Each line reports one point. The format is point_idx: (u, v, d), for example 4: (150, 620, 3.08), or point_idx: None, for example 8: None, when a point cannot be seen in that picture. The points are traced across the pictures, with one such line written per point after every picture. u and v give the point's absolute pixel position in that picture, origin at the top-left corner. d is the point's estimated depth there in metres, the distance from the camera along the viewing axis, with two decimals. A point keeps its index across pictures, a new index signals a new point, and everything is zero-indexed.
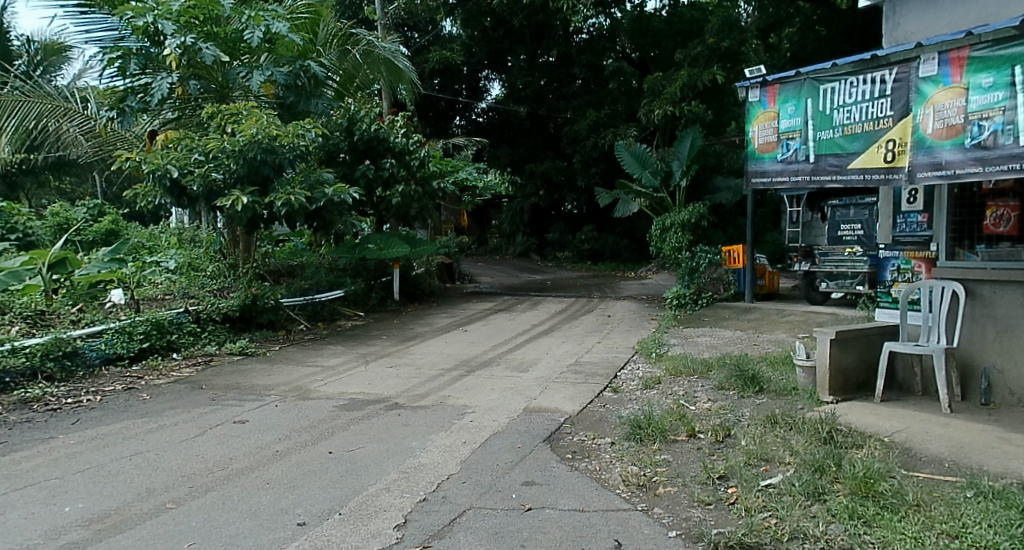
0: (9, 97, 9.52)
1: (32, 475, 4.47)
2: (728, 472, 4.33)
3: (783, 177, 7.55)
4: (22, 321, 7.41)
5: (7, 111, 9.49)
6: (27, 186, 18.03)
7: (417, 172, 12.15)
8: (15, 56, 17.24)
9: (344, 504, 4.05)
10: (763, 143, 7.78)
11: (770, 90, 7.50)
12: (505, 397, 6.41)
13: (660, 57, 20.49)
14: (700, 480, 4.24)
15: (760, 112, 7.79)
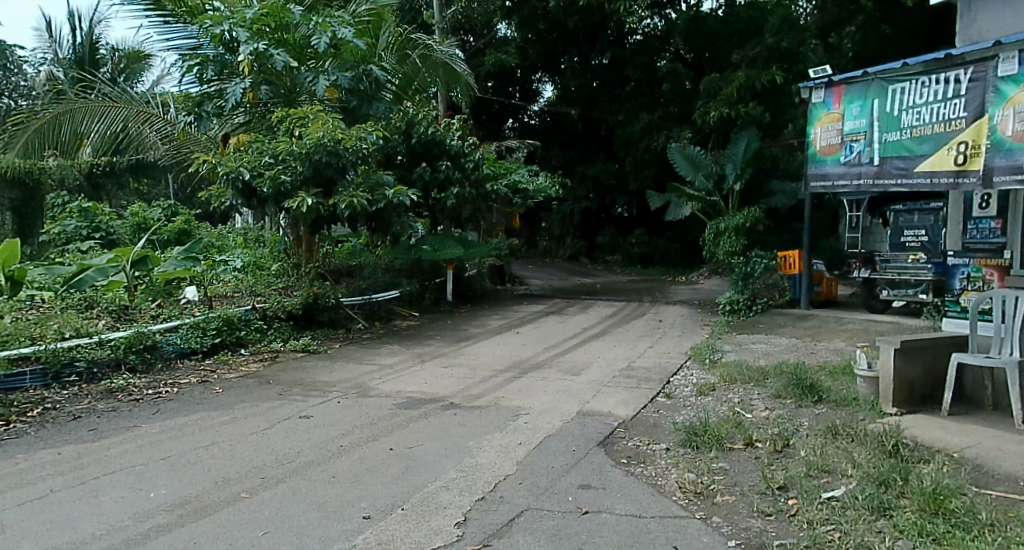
0: (100, 102, 10.02)
1: (120, 460, 4.73)
2: (787, 483, 4.31)
3: (845, 178, 8.69)
4: (107, 314, 7.78)
5: (97, 115, 9.97)
6: (109, 188, 18.72)
7: (471, 174, 12.28)
8: (101, 65, 18.25)
9: (405, 500, 4.16)
10: (828, 144, 8.86)
11: (836, 90, 8.69)
12: (558, 400, 6.47)
13: (715, 59, 20.45)
14: (760, 490, 4.22)
15: (823, 113, 8.87)
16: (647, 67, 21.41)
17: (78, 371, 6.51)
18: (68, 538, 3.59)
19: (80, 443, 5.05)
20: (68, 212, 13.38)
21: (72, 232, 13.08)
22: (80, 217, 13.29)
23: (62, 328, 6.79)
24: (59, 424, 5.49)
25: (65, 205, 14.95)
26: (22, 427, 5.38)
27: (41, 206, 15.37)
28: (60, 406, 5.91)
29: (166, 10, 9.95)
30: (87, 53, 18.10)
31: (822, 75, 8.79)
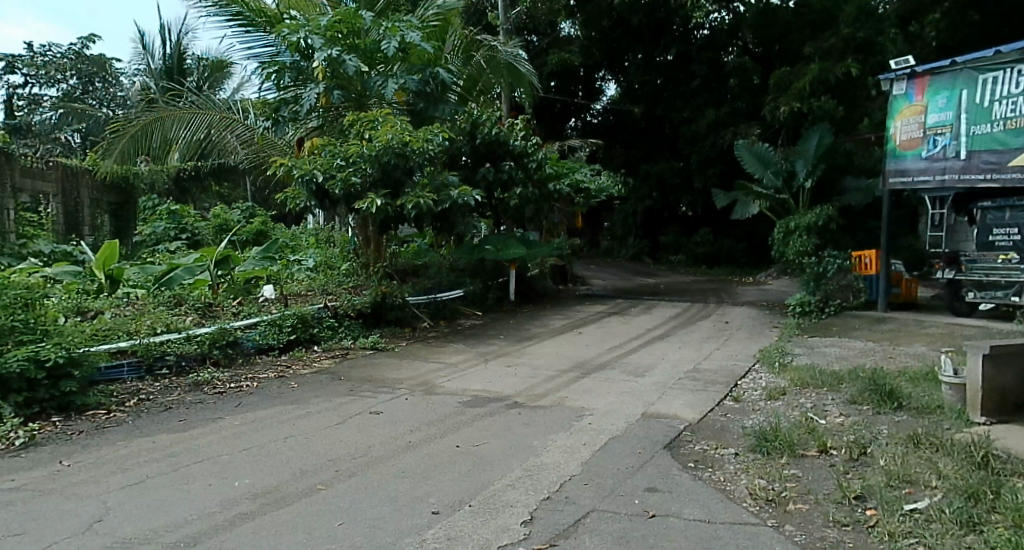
0: (187, 110, 10.58)
1: (207, 450, 4.97)
2: (865, 493, 4.22)
3: (925, 170, 10.39)
4: (194, 311, 8.18)
5: (184, 122, 10.52)
6: (195, 193, 19.44)
7: (534, 175, 12.27)
8: (188, 74, 19.12)
9: (472, 497, 4.25)
10: (908, 136, 10.62)
11: (920, 83, 10.47)
12: (622, 401, 6.47)
13: (787, 51, 20.46)
14: (835, 499, 4.16)
15: (907, 106, 10.62)
16: (714, 62, 21.10)
17: (169, 364, 6.86)
18: (163, 522, 3.80)
19: (172, 432, 5.33)
20: (158, 215, 14.14)
21: (162, 235, 13.85)
22: (168, 220, 13.99)
23: (155, 324, 7.23)
24: (152, 414, 5.79)
25: (155, 208, 15.77)
26: (120, 416, 5.70)
27: (134, 209, 16.27)
28: (153, 397, 6.23)
29: (246, 20, 10.33)
30: (175, 64, 18.98)
31: (907, 69, 10.57)
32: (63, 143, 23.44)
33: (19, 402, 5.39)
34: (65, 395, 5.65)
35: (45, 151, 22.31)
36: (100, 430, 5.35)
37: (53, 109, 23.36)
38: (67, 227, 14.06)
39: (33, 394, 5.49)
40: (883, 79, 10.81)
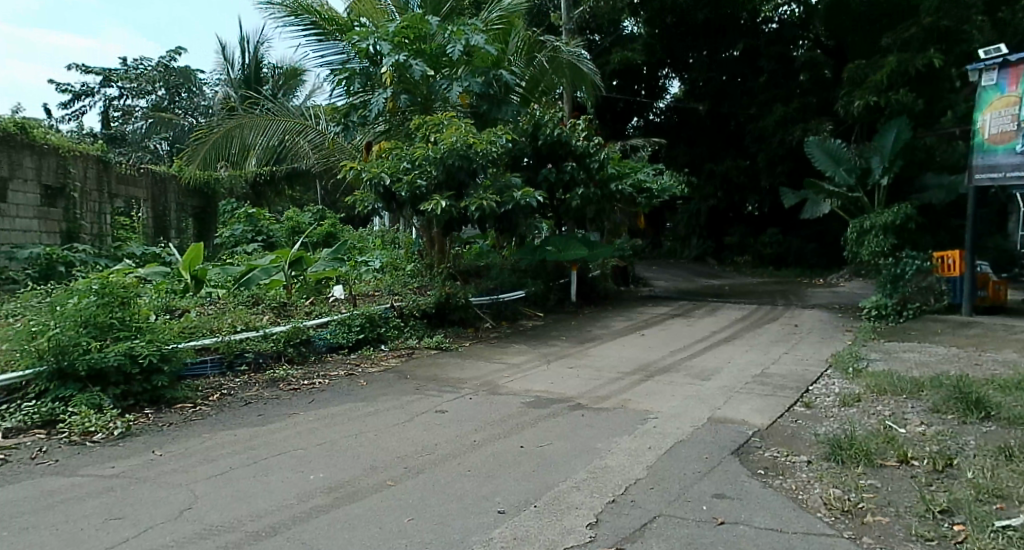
0: (265, 117, 11.15)
1: (284, 444, 5.17)
2: (952, 507, 4.08)
3: (1019, 166, 10.05)
4: (269, 310, 8.50)
5: (262, 130, 11.11)
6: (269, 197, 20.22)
7: (596, 175, 12.20)
8: (264, 82, 19.90)
9: (538, 498, 4.30)
10: (1000, 128, 10.28)
11: (1013, 72, 10.11)
12: (688, 405, 6.41)
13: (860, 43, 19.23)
14: (918, 512, 4.04)
15: (997, 98, 10.24)
16: (783, 57, 20.80)
17: (248, 361, 7.12)
18: (246, 511, 3.97)
19: (252, 426, 5.55)
20: (237, 217, 14.96)
21: (240, 237, 14.64)
22: (246, 222, 14.75)
23: (235, 323, 7.57)
24: (234, 408, 6.04)
25: (234, 211, 16.52)
26: (205, 410, 5.97)
27: (214, 212, 17.10)
28: (234, 392, 6.49)
29: (319, 28, 10.64)
30: (252, 72, 19.78)
31: (997, 57, 10.18)
32: (151, 151, 24.98)
33: (116, 394, 5.74)
34: (156, 388, 5.98)
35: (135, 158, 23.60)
36: (189, 422, 5.62)
37: (144, 119, 25.04)
38: (156, 229, 15.06)
39: (129, 386, 5.84)
40: (971, 69, 10.38)
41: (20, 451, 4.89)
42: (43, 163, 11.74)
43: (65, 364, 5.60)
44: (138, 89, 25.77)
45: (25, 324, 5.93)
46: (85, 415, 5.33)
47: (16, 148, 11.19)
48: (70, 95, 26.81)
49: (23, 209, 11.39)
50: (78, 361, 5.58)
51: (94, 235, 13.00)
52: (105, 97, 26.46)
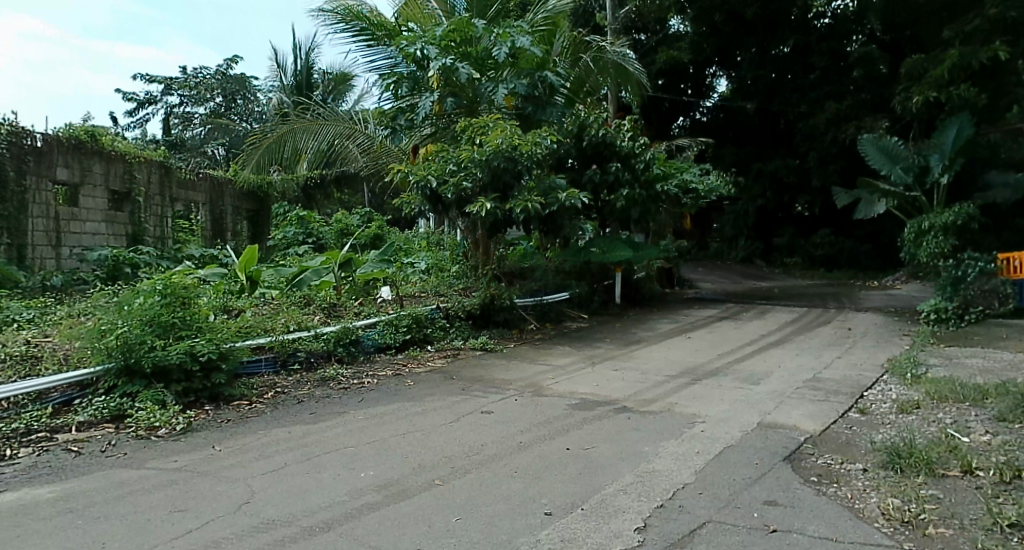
0: (315, 122, 11.53)
1: (335, 441, 5.28)
2: (1020, 520, 3.95)
3: None
4: (320, 310, 8.67)
5: (314, 133, 11.50)
6: (319, 200, 20.65)
7: (642, 176, 12.16)
8: (315, 87, 20.31)
9: (584, 500, 4.30)
10: None
11: None
12: (736, 409, 6.33)
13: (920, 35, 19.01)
14: (984, 525, 3.92)
15: None
16: (835, 52, 20.58)
17: (300, 360, 7.28)
18: (302, 507, 4.07)
19: (305, 424, 5.68)
20: (289, 221, 15.46)
21: (292, 238, 15.04)
22: (297, 224, 15.20)
23: (288, 323, 7.74)
24: (288, 406, 6.19)
25: (286, 213, 16.85)
26: (261, 407, 6.12)
27: (267, 214, 17.27)
28: (288, 390, 6.65)
29: (368, 33, 10.85)
30: (304, 78, 20.21)
31: None
32: (209, 156, 25.39)
33: (177, 391, 5.93)
34: (215, 385, 6.15)
35: (194, 163, 24.47)
36: (245, 419, 5.77)
37: (202, 125, 25.78)
38: (214, 232, 15.55)
39: (190, 384, 6.02)
40: None
41: (91, 444, 5.10)
42: (111, 169, 12.48)
43: (132, 361, 5.80)
44: (197, 96, 26.47)
45: (95, 321, 6.20)
46: (150, 411, 5.51)
47: (88, 155, 11.98)
48: (134, 104, 27.84)
49: (92, 213, 12.17)
50: (143, 358, 5.78)
51: (157, 238, 13.58)
52: (167, 104, 27.33)
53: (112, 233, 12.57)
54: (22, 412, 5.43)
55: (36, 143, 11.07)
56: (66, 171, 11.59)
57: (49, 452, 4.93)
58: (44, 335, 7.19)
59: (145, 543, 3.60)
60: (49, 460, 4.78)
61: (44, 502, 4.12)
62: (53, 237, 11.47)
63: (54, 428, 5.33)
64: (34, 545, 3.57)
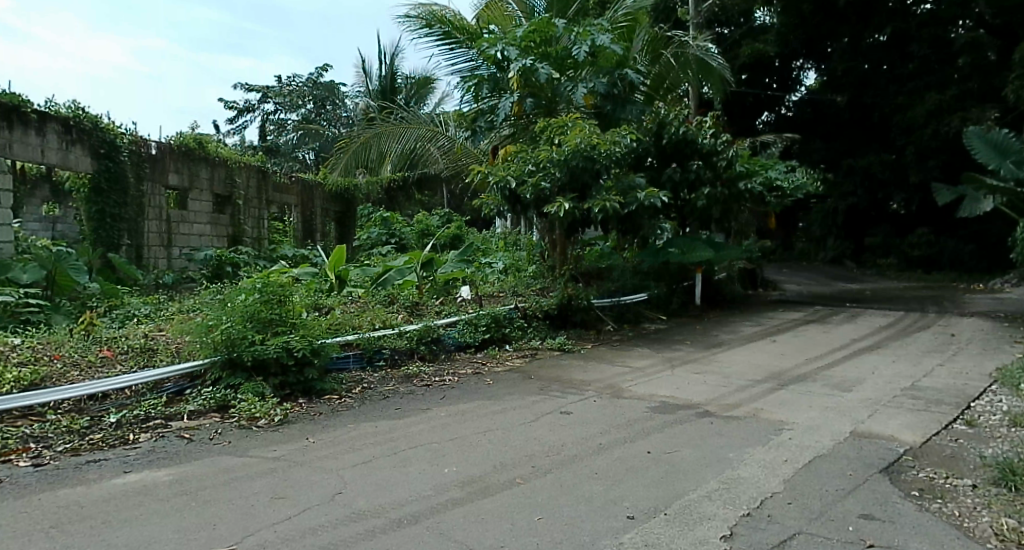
0: (400, 125, 11.85)
1: (419, 437, 5.36)
2: None
3: None
4: (403, 309, 8.83)
5: (398, 137, 11.82)
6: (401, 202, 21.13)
7: (723, 173, 11.79)
8: (399, 92, 20.72)
9: (667, 505, 4.22)
10: None
11: None
12: (827, 417, 6.09)
13: None
14: None
15: None
16: (938, 39, 19.17)
17: (385, 357, 7.44)
18: (389, 499, 4.14)
19: (391, 419, 5.80)
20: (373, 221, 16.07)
21: (376, 239, 15.69)
22: (381, 225, 15.85)
23: (373, 320, 7.92)
24: (375, 401, 6.33)
25: (372, 215, 17.27)
26: (349, 402, 6.28)
27: (353, 216, 17.82)
28: (374, 386, 6.80)
29: (450, 36, 11.02)
30: (388, 83, 20.67)
31: None
32: (300, 161, 26.59)
33: (275, 384, 6.15)
34: (308, 380, 6.34)
35: (286, 167, 25.66)
36: (335, 413, 5.93)
37: (295, 131, 26.70)
38: (305, 233, 16.15)
39: (285, 377, 6.23)
40: None
41: (200, 432, 5.34)
42: (216, 173, 13.16)
43: (236, 354, 6.07)
44: (291, 104, 27.37)
45: (203, 317, 6.55)
46: (251, 402, 5.74)
47: (196, 161, 12.63)
48: (234, 112, 29.17)
49: (200, 216, 12.84)
50: (245, 351, 6.03)
51: (255, 238, 14.29)
52: (264, 112, 28.41)
53: (217, 233, 13.26)
54: (142, 400, 5.73)
55: (152, 151, 11.69)
56: (177, 177, 12.23)
57: (164, 438, 5.18)
58: (159, 329, 7.58)
59: (249, 527, 3.74)
60: (166, 445, 5.03)
61: (161, 484, 4.34)
62: (165, 238, 12.13)
63: (169, 415, 5.60)
64: (153, 523, 3.77)
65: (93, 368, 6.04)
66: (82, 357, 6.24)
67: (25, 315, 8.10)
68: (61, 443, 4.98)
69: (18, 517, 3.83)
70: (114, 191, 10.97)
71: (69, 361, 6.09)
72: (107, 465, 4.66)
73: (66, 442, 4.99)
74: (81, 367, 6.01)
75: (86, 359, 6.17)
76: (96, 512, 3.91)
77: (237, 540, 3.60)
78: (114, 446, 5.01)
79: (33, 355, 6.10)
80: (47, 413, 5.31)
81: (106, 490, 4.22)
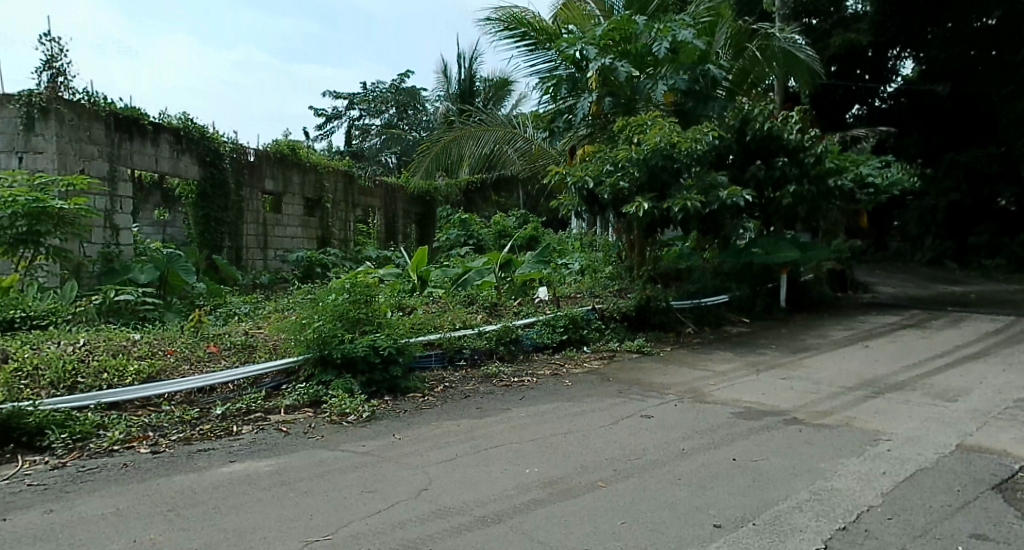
0: (479, 127, 11.93)
1: (499, 437, 5.32)
2: None
3: None
4: (482, 309, 8.86)
5: (477, 139, 11.90)
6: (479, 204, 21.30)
7: (811, 171, 11.18)
8: (477, 95, 20.92)
9: (756, 515, 4.04)
10: None
11: None
12: (929, 428, 5.74)
13: None
14: None
15: None
16: None
17: (465, 357, 7.47)
18: (472, 497, 4.12)
19: (472, 418, 5.80)
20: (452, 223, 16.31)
21: (455, 240, 15.91)
22: (460, 227, 16.06)
23: (454, 320, 7.96)
24: (456, 400, 6.35)
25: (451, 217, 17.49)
26: (432, 400, 6.31)
27: (433, 218, 18.09)
28: (455, 385, 6.83)
29: (529, 38, 10.97)
30: (467, 86, 20.90)
31: None
32: (383, 164, 27.23)
33: (362, 381, 6.22)
34: (393, 378, 6.37)
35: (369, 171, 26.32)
36: (419, 411, 5.96)
37: (378, 135, 27.33)
38: (388, 235, 16.49)
39: (372, 375, 6.28)
40: None
41: (296, 425, 5.46)
42: (307, 178, 13.60)
43: (327, 352, 6.18)
44: (375, 109, 28.05)
45: (296, 316, 6.77)
46: (341, 398, 5.83)
47: (288, 166, 13.04)
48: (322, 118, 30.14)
49: (293, 219, 13.28)
50: (335, 349, 6.16)
51: (341, 240, 14.72)
52: (349, 119, 29.24)
53: (306, 235, 13.70)
54: (244, 394, 5.91)
55: (251, 158, 12.11)
56: (272, 182, 12.65)
57: (264, 430, 5.33)
58: (257, 326, 7.87)
59: (343, 518, 3.79)
60: (266, 437, 5.17)
61: (263, 474, 4.45)
62: (262, 240, 12.58)
63: (268, 409, 5.74)
64: (255, 511, 3.87)
65: (201, 363, 6.30)
66: (192, 352, 6.51)
67: (143, 312, 8.51)
68: (175, 431, 5.18)
69: (140, 500, 4.00)
70: (218, 196, 11.41)
71: (180, 355, 6.35)
72: (214, 454, 4.82)
73: (179, 431, 5.19)
74: (191, 361, 6.27)
75: (195, 354, 6.45)
76: (206, 498, 4.04)
77: (332, 530, 3.64)
78: (220, 437, 5.16)
79: (150, 349, 6.39)
80: (163, 403, 5.56)
81: (216, 478, 4.36)
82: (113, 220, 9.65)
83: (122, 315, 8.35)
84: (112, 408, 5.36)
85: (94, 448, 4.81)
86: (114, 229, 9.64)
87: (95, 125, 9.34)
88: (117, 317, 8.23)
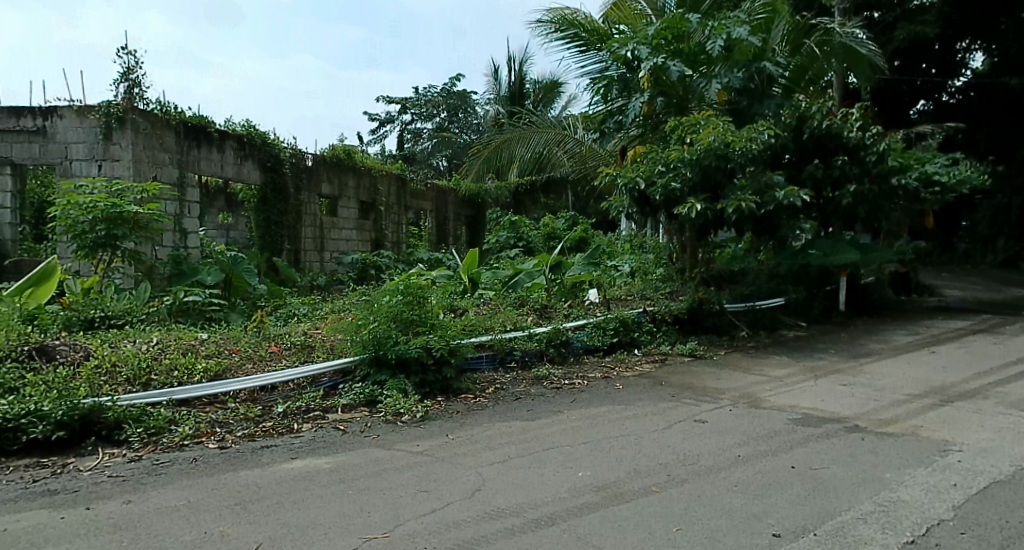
0: (529, 129, 11.94)
1: (550, 440, 5.27)
2: None
3: None
4: (533, 311, 8.84)
5: (528, 141, 11.90)
6: (528, 206, 21.28)
7: (873, 169, 10.83)
8: (527, 97, 20.92)
9: (818, 525, 3.91)
10: None
11: None
12: (1001, 439, 5.48)
13: None
14: None
15: None
16: None
17: (515, 359, 7.45)
18: (526, 499, 4.09)
19: (524, 420, 5.77)
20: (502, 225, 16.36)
21: (505, 242, 15.94)
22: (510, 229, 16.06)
23: (505, 323, 7.95)
24: (508, 402, 6.32)
25: (501, 219, 17.51)
26: (484, 402, 6.29)
27: (483, 220, 18.15)
28: (506, 386, 6.81)
29: (581, 38, 10.96)
30: (516, 89, 20.94)
31: None
32: (435, 167, 27.46)
33: (415, 382, 6.25)
34: (446, 379, 6.40)
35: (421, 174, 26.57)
36: (472, 412, 5.96)
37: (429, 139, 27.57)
38: (439, 237, 16.60)
39: (425, 376, 6.32)
40: None
41: (353, 424, 5.51)
42: (361, 181, 13.80)
43: (381, 353, 6.24)
44: (427, 113, 28.28)
45: (352, 317, 6.85)
46: (395, 398, 5.87)
47: (344, 170, 13.23)
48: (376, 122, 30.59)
49: (347, 222, 13.50)
50: (390, 350, 6.20)
51: (393, 242, 14.88)
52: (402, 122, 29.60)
53: (359, 238, 13.89)
54: (303, 392, 6.00)
55: (309, 162, 12.31)
56: (329, 186, 12.85)
57: (322, 429, 5.39)
58: (316, 327, 7.98)
59: (400, 516, 3.80)
60: (324, 435, 5.24)
61: (323, 471, 4.50)
62: (319, 242, 12.81)
63: (326, 408, 5.81)
64: (318, 507, 3.91)
65: (263, 362, 6.41)
66: (254, 351, 6.65)
67: (210, 312, 8.71)
68: (240, 428, 5.29)
69: (210, 493, 4.08)
70: (277, 200, 11.66)
71: (244, 355, 6.49)
72: (277, 450, 4.90)
73: (244, 427, 5.30)
74: (253, 360, 6.39)
75: (257, 353, 6.58)
76: (270, 493, 4.10)
77: (390, 528, 3.65)
78: (282, 434, 5.25)
79: (215, 349, 6.55)
80: (229, 401, 5.70)
81: (280, 474, 4.43)
82: (181, 223, 9.94)
83: (190, 315, 8.56)
84: (183, 405, 5.50)
85: (167, 442, 4.92)
86: (182, 232, 9.95)
87: (167, 133, 9.65)
88: (185, 317, 8.44)
